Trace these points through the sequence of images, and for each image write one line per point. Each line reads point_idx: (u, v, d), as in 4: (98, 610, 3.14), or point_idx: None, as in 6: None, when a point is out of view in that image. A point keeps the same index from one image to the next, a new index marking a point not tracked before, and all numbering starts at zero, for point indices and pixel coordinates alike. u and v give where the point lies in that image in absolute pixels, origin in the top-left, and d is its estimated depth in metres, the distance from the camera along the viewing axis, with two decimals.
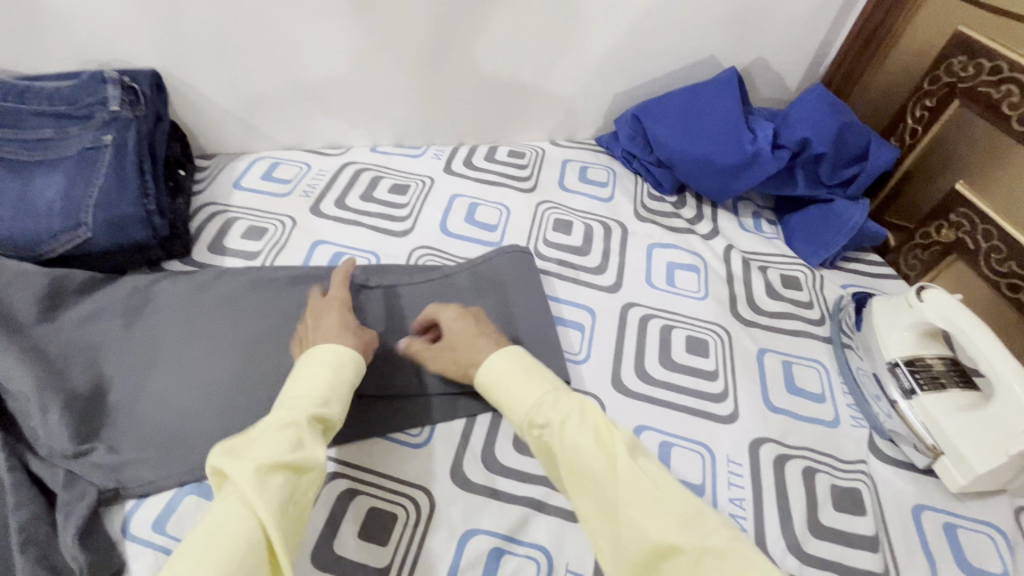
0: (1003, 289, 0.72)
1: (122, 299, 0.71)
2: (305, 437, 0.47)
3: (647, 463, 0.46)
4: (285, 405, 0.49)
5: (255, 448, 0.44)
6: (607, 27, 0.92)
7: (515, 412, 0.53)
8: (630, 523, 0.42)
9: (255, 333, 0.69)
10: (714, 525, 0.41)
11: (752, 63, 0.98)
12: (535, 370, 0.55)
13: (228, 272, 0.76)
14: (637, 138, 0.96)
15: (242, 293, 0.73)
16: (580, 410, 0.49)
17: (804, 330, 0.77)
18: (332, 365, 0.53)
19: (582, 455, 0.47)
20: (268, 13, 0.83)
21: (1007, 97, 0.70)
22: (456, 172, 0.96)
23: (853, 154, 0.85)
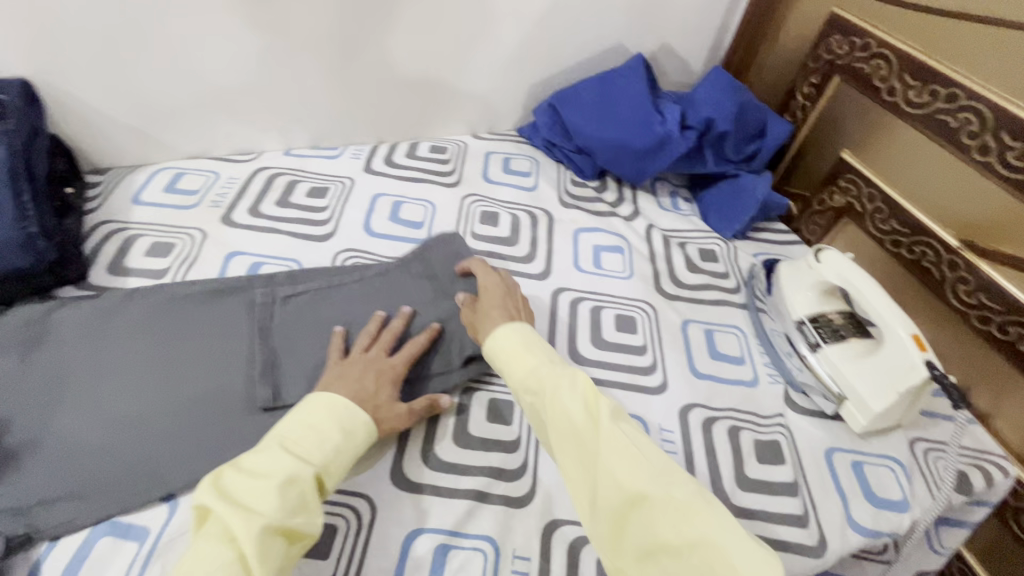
0: (887, 245, 0.80)
1: (18, 329, 0.65)
2: (303, 500, 0.48)
3: (627, 426, 0.52)
4: (290, 455, 0.50)
5: (256, 505, 0.46)
6: (517, 17, 0.93)
7: (512, 377, 0.59)
8: (609, 475, 0.49)
9: (178, 355, 0.64)
10: (682, 480, 0.48)
11: (658, 49, 1.02)
12: (535, 340, 0.61)
13: (141, 291, 0.70)
14: (555, 126, 0.98)
15: (159, 313, 0.68)
16: (572, 381, 0.55)
17: (722, 299, 0.82)
18: (342, 428, 0.53)
19: (569, 416, 0.53)
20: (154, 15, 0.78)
21: (876, 71, 0.78)
22: (377, 171, 0.94)
23: (753, 131, 0.91)
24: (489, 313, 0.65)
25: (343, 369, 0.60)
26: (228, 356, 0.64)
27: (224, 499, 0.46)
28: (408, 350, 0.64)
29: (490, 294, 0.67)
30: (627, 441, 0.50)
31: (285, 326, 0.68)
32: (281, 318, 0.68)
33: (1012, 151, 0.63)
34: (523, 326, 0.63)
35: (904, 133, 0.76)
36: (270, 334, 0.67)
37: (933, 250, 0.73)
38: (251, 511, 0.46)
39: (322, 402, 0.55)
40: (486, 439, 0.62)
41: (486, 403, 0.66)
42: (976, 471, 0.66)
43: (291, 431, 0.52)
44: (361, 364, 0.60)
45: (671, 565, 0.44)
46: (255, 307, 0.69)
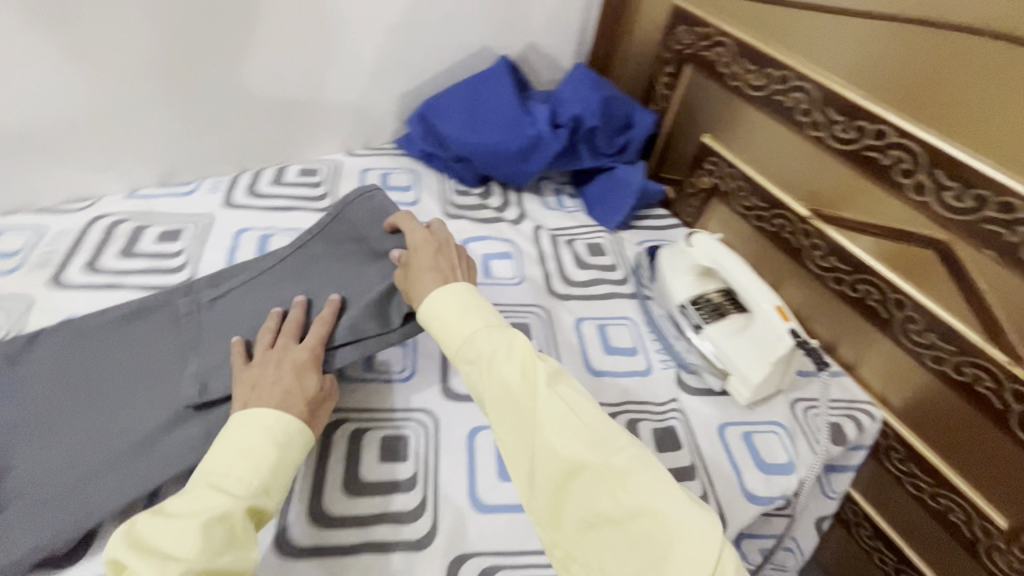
0: (752, 220, 0.85)
1: None
2: (234, 536, 0.45)
3: (566, 390, 0.53)
4: (218, 491, 0.47)
5: (177, 550, 0.42)
6: (372, 27, 0.88)
7: (448, 345, 0.58)
8: (548, 446, 0.50)
9: (106, 388, 0.59)
10: (619, 444, 0.49)
11: (524, 49, 1.02)
12: (472, 305, 0.59)
13: (43, 333, 0.63)
14: (429, 136, 0.95)
15: (74, 351, 0.62)
16: (510, 348, 0.55)
17: (612, 292, 0.83)
18: (277, 446, 0.51)
19: (508, 385, 0.53)
20: None
21: (719, 58, 0.82)
22: (239, 205, 0.86)
23: (621, 123, 0.93)
24: (422, 276, 0.62)
25: (255, 377, 0.56)
26: (163, 378, 0.61)
27: (140, 549, 0.42)
28: (316, 333, 0.61)
29: (422, 252, 0.64)
30: (567, 408, 0.51)
31: (212, 330, 0.64)
32: (206, 324, 0.65)
33: (837, 124, 0.69)
34: (458, 288, 0.60)
35: (751, 113, 0.80)
36: (197, 346, 0.63)
37: (789, 221, 0.78)
38: (170, 558, 0.42)
39: (246, 419, 0.52)
40: (380, 481, 0.58)
41: (378, 441, 0.62)
42: (849, 421, 0.72)
43: (219, 463, 0.49)
44: (272, 364, 0.57)
45: (611, 530, 0.47)
46: (178, 321, 0.65)
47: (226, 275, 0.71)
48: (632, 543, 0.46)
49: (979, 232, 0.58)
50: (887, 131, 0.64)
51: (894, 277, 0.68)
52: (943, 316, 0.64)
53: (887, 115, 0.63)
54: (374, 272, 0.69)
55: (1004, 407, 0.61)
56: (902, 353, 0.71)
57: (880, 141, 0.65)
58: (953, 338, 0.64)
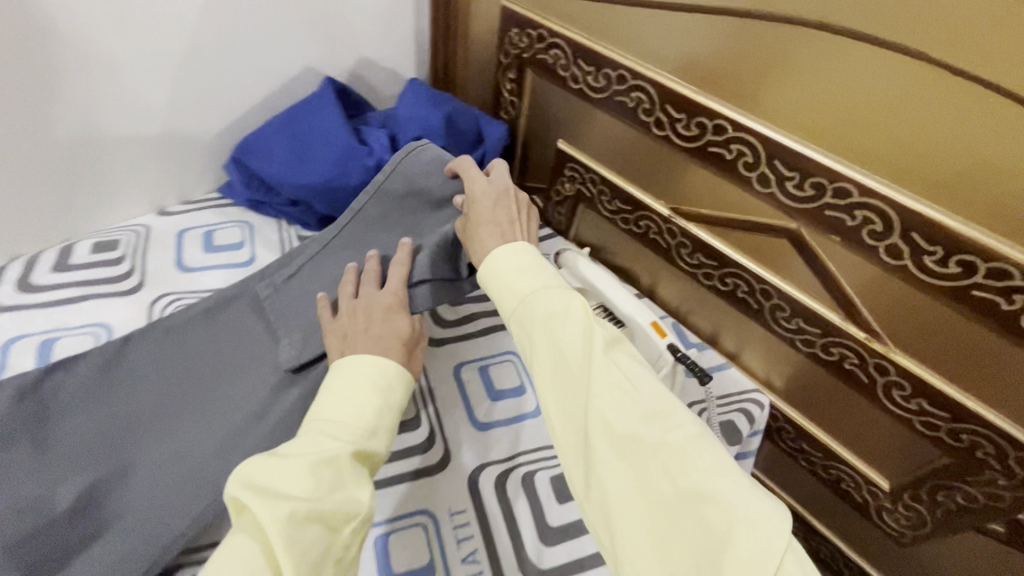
0: (621, 224, 0.81)
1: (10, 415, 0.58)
2: (343, 478, 0.46)
3: (626, 357, 0.47)
4: (326, 434, 0.48)
5: (287, 491, 0.43)
6: (153, 63, 0.73)
7: (505, 306, 0.53)
8: (601, 416, 0.44)
9: (208, 380, 0.65)
10: (679, 420, 0.44)
11: (355, 65, 0.91)
12: (533, 267, 0.54)
13: (134, 337, 0.66)
14: (254, 182, 0.82)
15: (166, 353, 0.66)
16: (566, 307, 0.49)
17: (491, 325, 0.75)
18: (381, 391, 0.52)
19: (564, 348, 0.47)
20: None
21: (557, 61, 0.77)
22: (8, 307, 0.67)
23: (471, 137, 0.85)
24: (479, 232, 0.59)
25: (345, 327, 0.58)
26: (254, 361, 0.66)
27: (252, 487, 0.43)
28: (395, 277, 0.62)
29: (483, 204, 0.61)
30: (625, 375, 0.46)
31: (295, 304, 0.68)
32: (287, 300, 0.69)
33: (679, 122, 0.66)
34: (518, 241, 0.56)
35: (599, 116, 0.77)
36: (285, 322, 0.67)
37: (654, 221, 0.76)
38: (280, 496, 0.42)
39: (344, 365, 0.53)
40: None
41: None
42: (740, 415, 0.71)
43: (325, 408, 0.50)
44: (361, 314, 0.59)
45: (660, 512, 0.41)
46: (260, 305, 0.70)
47: (292, 254, 0.72)
48: (682, 530, 0.39)
49: (819, 219, 0.58)
50: (725, 127, 0.62)
51: (756, 268, 0.68)
52: (805, 301, 0.64)
53: (724, 110, 0.61)
54: (439, 220, 0.69)
55: (870, 380, 0.63)
56: (775, 338, 0.71)
57: (720, 137, 0.63)
58: (816, 321, 0.64)
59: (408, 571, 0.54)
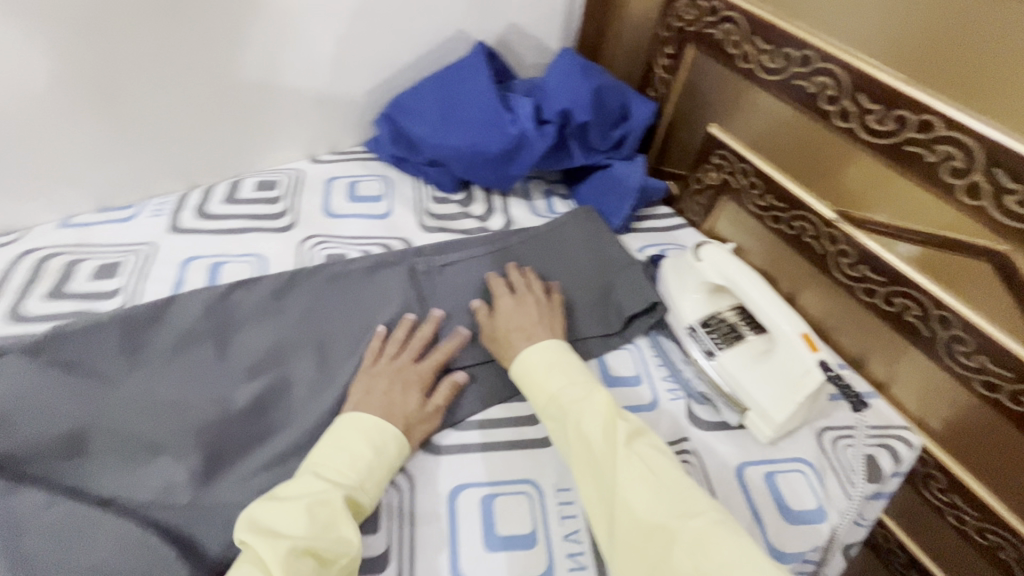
0: (767, 222, 0.74)
1: (200, 321, 0.65)
2: (338, 519, 0.49)
3: (646, 449, 0.53)
4: (321, 479, 0.52)
5: (284, 530, 0.47)
6: (328, 15, 0.78)
7: (535, 401, 0.61)
8: (624, 504, 0.49)
9: (365, 326, 0.68)
10: (697, 508, 0.49)
11: (504, 31, 0.90)
12: (560, 365, 0.62)
13: (301, 273, 0.72)
14: (400, 139, 0.85)
15: (328, 292, 0.71)
16: (593, 403, 0.57)
17: (614, 310, 0.73)
18: (373, 446, 0.55)
19: (589, 440, 0.54)
20: None
21: (728, 37, 0.71)
22: (187, 229, 0.76)
23: (616, 115, 0.82)
24: (510, 336, 0.66)
25: (372, 381, 0.61)
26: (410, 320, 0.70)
27: (255, 527, 0.48)
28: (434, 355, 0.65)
29: (513, 314, 0.68)
30: (647, 467, 0.52)
31: (448, 291, 0.74)
32: (441, 286, 0.74)
33: (872, 114, 0.58)
34: (549, 344, 0.64)
35: (765, 103, 0.70)
36: (438, 298, 0.73)
37: (811, 223, 0.68)
38: (280, 536, 0.47)
39: (344, 421, 0.57)
40: None
41: None
42: (883, 452, 0.63)
43: (320, 457, 0.54)
44: (386, 375, 0.61)
45: None
46: (416, 276, 0.74)
47: (451, 245, 0.79)
48: None
49: None
50: (935, 123, 0.54)
51: (938, 291, 0.59)
52: (999, 338, 0.55)
53: (937, 104, 0.53)
54: (585, 273, 0.77)
55: None
56: (942, 375, 0.62)
57: (925, 135, 0.55)
58: (1010, 363, 0.55)
59: (509, 537, 0.54)
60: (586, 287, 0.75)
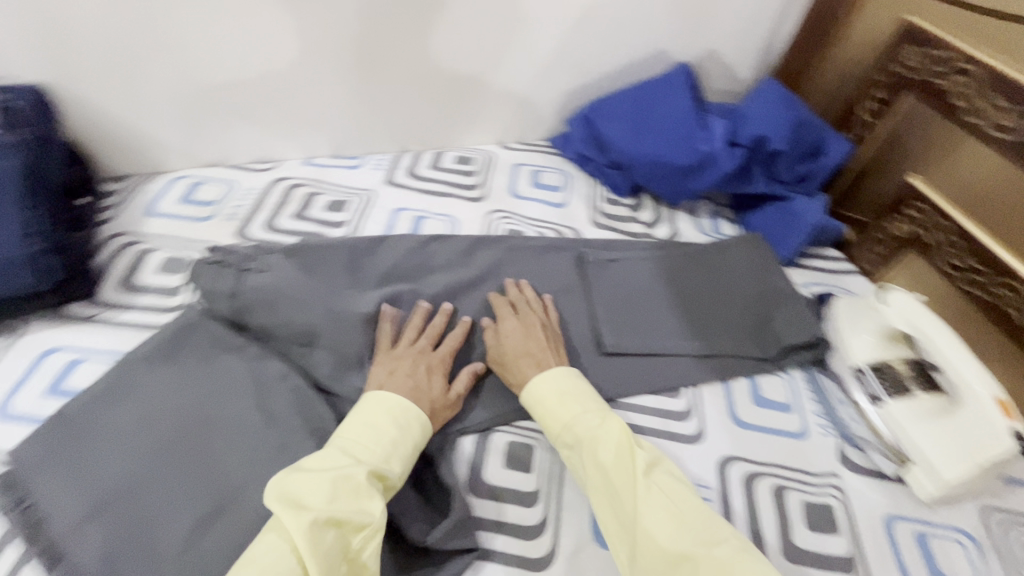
0: (959, 283, 0.71)
1: (405, 261, 0.77)
2: (364, 493, 0.47)
3: (665, 478, 0.51)
4: (348, 454, 0.51)
5: (311, 499, 0.45)
6: (555, 20, 0.85)
7: (549, 429, 0.59)
8: (645, 532, 0.47)
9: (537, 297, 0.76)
10: (722, 536, 0.46)
11: (703, 56, 0.94)
12: (573, 391, 0.60)
13: (487, 240, 0.82)
14: (590, 139, 0.92)
15: (507, 259, 0.80)
16: (608, 430, 0.55)
17: (776, 336, 0.74)
18: (398, 425, 0.55)
19: (606, 468, 0.52)
20: (186, 13, 0.73)
21: (958, 90, 0.70)
22: (399, 184, 0.89)
23: (809, 150, 0.83)
24: (518, 361, 0.64)
25: (393, 364, 0.62)
26: (575, 299, 0.77)
27: (282, 497, 0.45)
28: (448, 348, 0.66)
29: (513, 338, 0.66)
30: (667, 495, 0.49)
31: (611, 283, 0.79)
32: (604, 280, 0.80)
33: None
34: (557, 369, 0.62)
35: (987, 162, 0.68)
36: (601, 288, 0.79)
37: (1016, 294, 0.65)
38: (305, 505, 0.44)
39: (371, 400, 0.57)
40: (502, 488, 0.58)
41: (505, 445, 0.62)
42: None
43: (346, 431, 0.53)
44: (409, 359, 0.63)
45: None
46: (584, 263, 0.81)
47: (618, 244, 0.85)
48: None
49: None
50: None
51: None
52: None
53: None
54: (748, 295, 0.78)
55: None
56: None
57: None
58: None
59: None
60: (745, 310, 0.77)
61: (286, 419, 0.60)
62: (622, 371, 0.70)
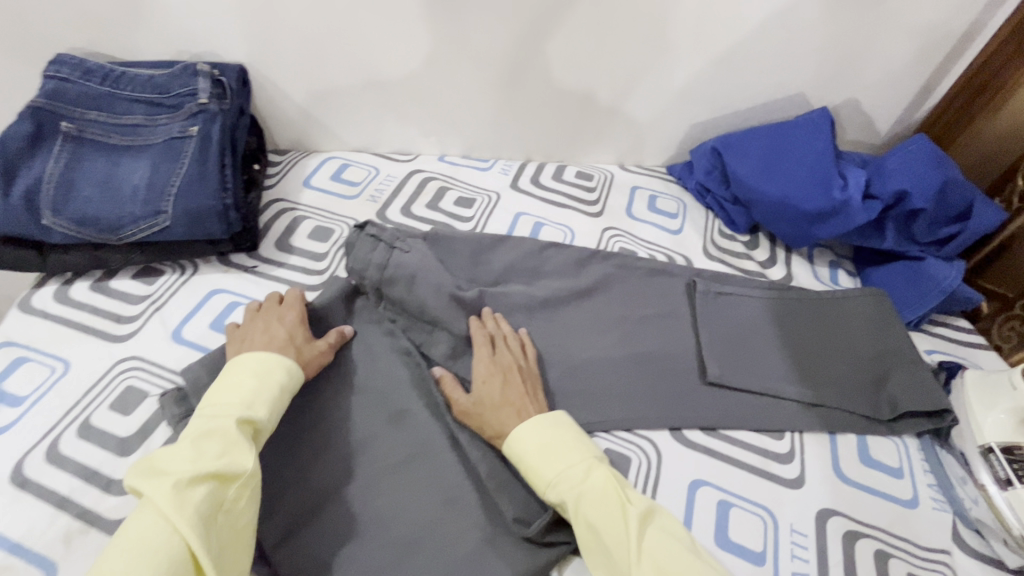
0: None
1: (522, 260, 0.81)
2: (229, 445, 0.50)
3: (659, 537, 0.49)
4: (211, 411, 0.53)
5: (172, 464, 0.47)
6: (699, 54, 0.86)
7: (536, 487, 0.56)
8: None
9: (644, 316, 0.78)
10: None
11: (842, 104, 0.93)
12: (552, 443, 0.56)
13: (600, 254, 0.83)
14: (714, 171, 0.92)
15: (616, 276, 0.81)
16: (595, 485, 0.53)
17: (901, 400, 0.70)
18: (258, 375, 0.57)
19: (597, 532, 0.50)
20: (366, 16, 0.82)
21: None
22: (522, 190, 0.94)
23: (953, 213, 0.80)
24: (498, 412, 0.60)
25: (245, 330, 0.64)
26: (682, 325, 0.78)
27: (145, 471, 0.47)
28: (292, 296, 0.68)
29: (489, 387, 0.62)
30: (665, 559, 0.48)
31: (721, 315, 0.79)
32: (711, 312, 0.78)
33: None
34: (536, 420, 0.58)
35: None
36: (708, 320, 0.78)
37: None
38: (170, 469, 0.47)
39: (232, 365, 0.58)
40: None
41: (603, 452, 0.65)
42: None
43: (211, 393, 0.55)
44: (255, 322, 0.65)
45: None
46: (694, 294, 0.80)
47: (727, 278, 0.83)
48: None
49: None
50: None
51: None
52: None
53: None
54: (870, 351, 0.75)
55: None
56: None
57: None
58: None
59: (741, 546, 0.58)
60: (860, 367, 0.74)
61: (406, 388, 0.66)
62: (725, 404, 0.70)
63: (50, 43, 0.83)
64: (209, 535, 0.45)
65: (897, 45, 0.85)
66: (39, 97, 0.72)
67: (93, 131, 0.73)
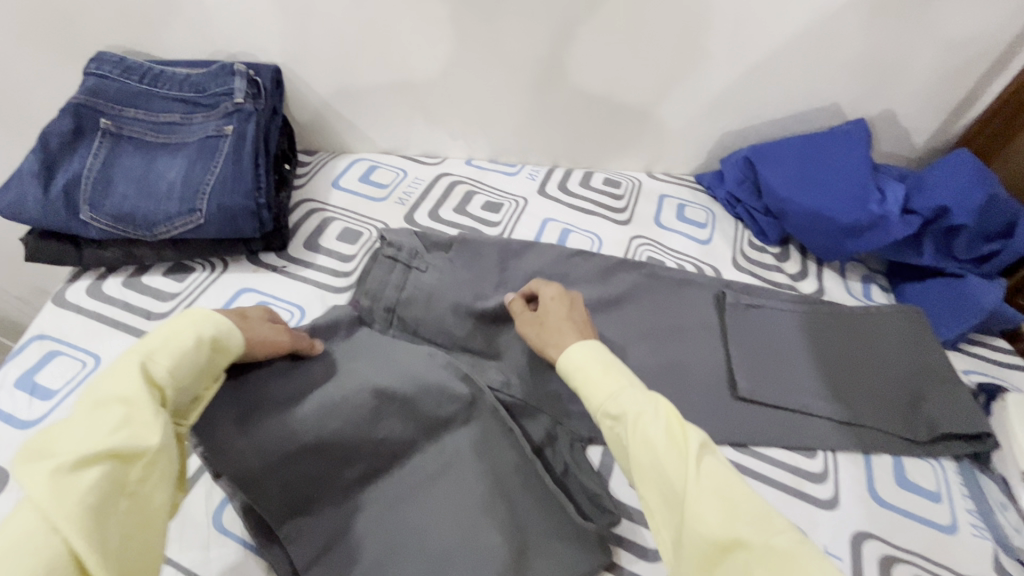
0: None
1: (550, 266, 0.81)
2: (130, 416, 0.43)
3: (719, 463, 0.46)
4: (114, 374, 0.45)
5: (59, 445, 0.40)
6: (734, 62, 0.85)
7: (590, 399, 0.54)
8: (697, 514, 0.42)
9: (673, 327, 0.77)
10: (781, 525, 0.41)
11: (878, 115, 0.91)
12: (613, 365, 0.56)
13: (629, 263, 0.82)
14: (745, 181, 0.91)
15: (644, 285, 0.80)
16: (655, 406, 0.50)
17: (939, 421, 0.68)
18: (176, 333, 0.49)
19: (652, 443, 0.47)
20: (402, 19, 0.82)
21: None
22: (549, 196, 0.94)
23: (995, 230, 0.78)
24: (558, 327, 0.63)
25: None
26: (711, 336, 0.76)
27: (28, 453, 0.39)
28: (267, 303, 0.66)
29: (554, 307, 0.65)
30: (721, 482, 0.44)
31: (749, 328, 0.77)
32: (739, 325, 0.77)
33: None
34: (599, 344, 0.59)
35: None
36: (737, 335, 0.76)
37: None
38: (57, 451, 0.39)
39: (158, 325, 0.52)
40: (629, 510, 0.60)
41: None
42: None
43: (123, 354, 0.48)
44: None
45: None
46: (723, 305, 0.79)
47: (758, 289, 0.82)
48: None
49: None
50: None
51: None
52: None
53: None
54: (905, 369, 0.74)
55: None
56: None
57: None
58: None
59: None
60: (895, 385, 0.72)
61: (437, 390, 0.62)
62: (756, 421, 0.69)
63: (91, 43, 0.85)
64: (106, 528, 0.38)
65: (941, 55, 0.83)
66: (80, 94, 0.73)
67: (131, 129, 0.74)
